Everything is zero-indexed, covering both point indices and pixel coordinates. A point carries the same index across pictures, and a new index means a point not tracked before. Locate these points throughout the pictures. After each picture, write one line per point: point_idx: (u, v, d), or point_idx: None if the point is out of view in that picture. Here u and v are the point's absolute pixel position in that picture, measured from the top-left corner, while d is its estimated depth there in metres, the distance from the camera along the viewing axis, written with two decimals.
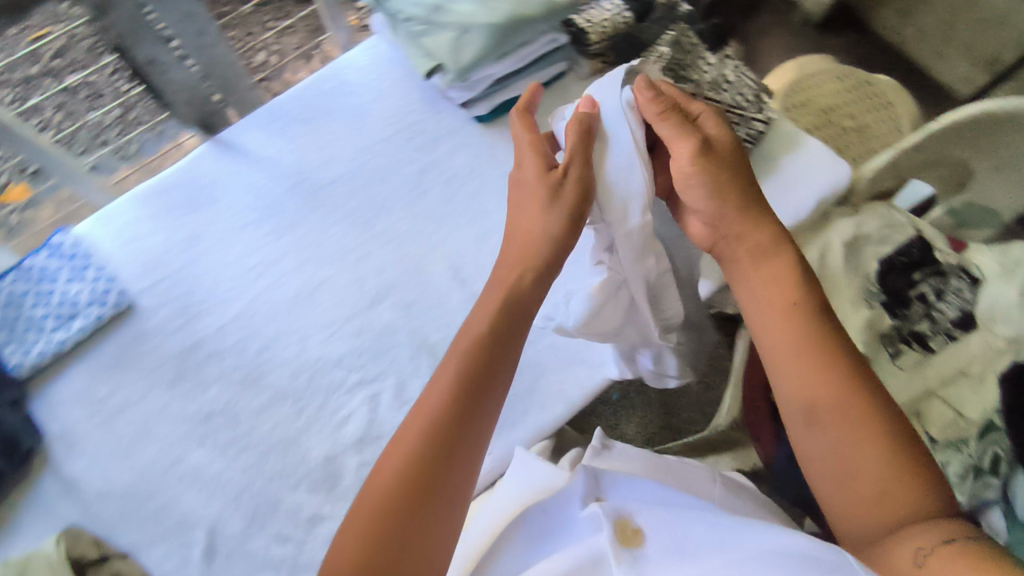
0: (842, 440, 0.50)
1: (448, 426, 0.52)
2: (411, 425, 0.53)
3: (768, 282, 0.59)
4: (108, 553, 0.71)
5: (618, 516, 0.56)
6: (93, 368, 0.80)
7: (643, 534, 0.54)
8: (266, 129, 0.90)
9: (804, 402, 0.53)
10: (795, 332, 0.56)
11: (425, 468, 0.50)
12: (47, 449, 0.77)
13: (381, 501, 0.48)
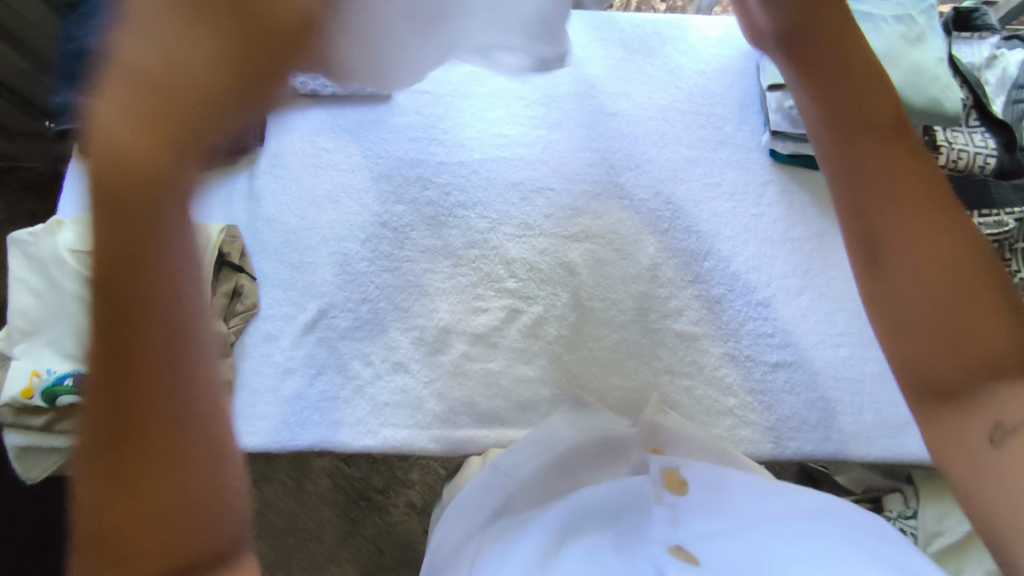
0: (938, 326, 0.42)
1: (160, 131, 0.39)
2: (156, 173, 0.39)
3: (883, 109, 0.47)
4: (245, 267, 0.77)
5: (665, 466, 0.48)
6: (329, 120, 0.86)
7: (689, 486, 0.47)
8: (593, 31, 0.91)
9: (883, 235, 0.44)
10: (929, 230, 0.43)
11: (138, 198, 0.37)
12: (257, 156, 0.83)
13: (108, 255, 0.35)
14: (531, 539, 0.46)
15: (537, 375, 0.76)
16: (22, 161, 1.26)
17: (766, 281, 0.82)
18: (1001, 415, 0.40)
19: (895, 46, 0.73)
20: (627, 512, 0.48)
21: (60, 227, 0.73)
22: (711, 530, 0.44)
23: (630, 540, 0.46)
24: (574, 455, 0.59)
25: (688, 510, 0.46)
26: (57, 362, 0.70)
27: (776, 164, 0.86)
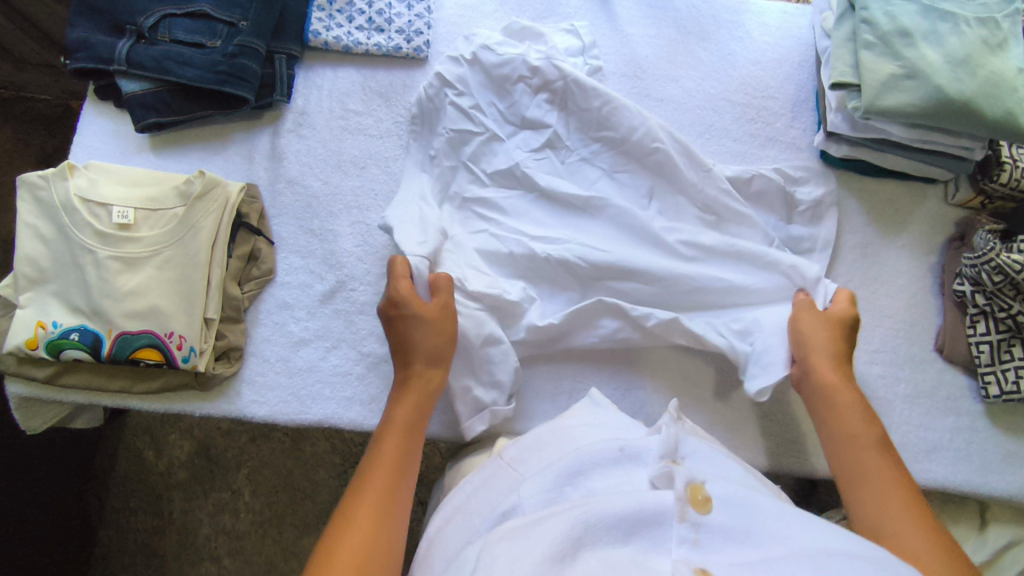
0: (880, 490, 0.58)
1: (416, 421, 0.62)
2: (397, 427, 0.61)
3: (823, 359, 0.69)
4: (263, 231, 0.74)
5: (690, 479, 0.44)
6: (361, 81, 0.81)
7: (715, 505, 0.43)
8: (645, 10, 0.86)
9: (846, 421, 0.65)
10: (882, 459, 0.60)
11: (401, 460, 0.58)
12: (283, 113, 0.79)
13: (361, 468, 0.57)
14: (542, 548, 0.40)
15: None
16: (32, 92, 1.21)
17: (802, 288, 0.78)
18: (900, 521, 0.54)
19: (974, 51, 0.68)
20: (648, 526, 0.43)
21: (72, 172, 0.69)
22: (739, 559, 0.40)
23: (653, 561, 0.41)
24: (590, 455, 0.52)
25: (713, 534, 0.41)
26: (62, 314, 0.67)
27: (826, 166, 0.82)
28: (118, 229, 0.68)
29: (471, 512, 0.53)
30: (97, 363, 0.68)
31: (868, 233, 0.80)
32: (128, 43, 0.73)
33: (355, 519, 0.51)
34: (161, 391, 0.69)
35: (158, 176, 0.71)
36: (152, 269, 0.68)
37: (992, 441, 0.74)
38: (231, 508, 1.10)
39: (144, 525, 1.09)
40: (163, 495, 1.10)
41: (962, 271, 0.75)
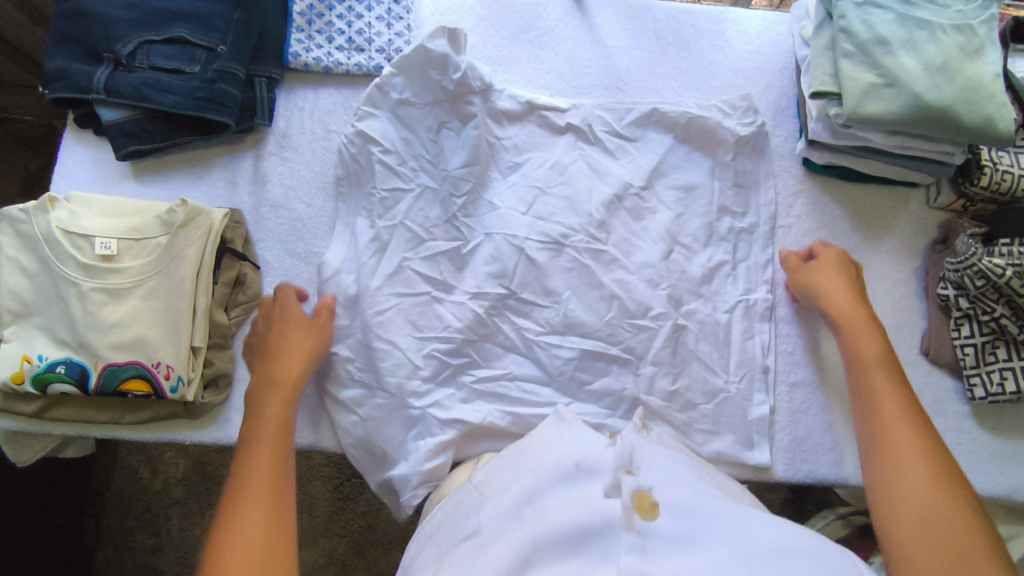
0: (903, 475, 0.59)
1: (284, 453, 0.62)
2: (261, 477, 0.58)
3: (887, 396, 0.66)
4: (248, 256, 0.74)
5: (638, 488, 0.48)
6: (342, 100, 0.81)
7: (660, 510, 0.48)
8: (626, 21, 0.86)
9: (925, 425, 0.63)
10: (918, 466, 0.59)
11: (277, 494, 0.58)
12: (265, 136, 0.79)
13: (223, 510, 0.56)
14: None
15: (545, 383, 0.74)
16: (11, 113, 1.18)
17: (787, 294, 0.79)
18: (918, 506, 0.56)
19: (951, 59, 0.68)
20: (595, 536, 0.46)
21: (53, 205, 0.68)
22: (682, 562, 0.44)
23: (601, 569, 0.44)
24: (548, 474, 0.52)
25: (659, 541, 0.46)
26: (48, 347, 0.67)
27: (810, 173, 0.82)
28: (101, 260, 0.67)
29: (438, 538, 0.54)
30: (84, 396, 0.68)
31: (852, 238, 0.81)
32: (106, 71, 0.73)
33: (245, 550, 0.52)
34: (151, 421, 0.69)
35: (141, 205, 0.71)
36: (137, 299, 0.67)
37: (977, 442, 0.75)
38: None
39: (140, 544, 1.07)
40: (159, 514, 1.09)
41: (946, 275, 0.74)
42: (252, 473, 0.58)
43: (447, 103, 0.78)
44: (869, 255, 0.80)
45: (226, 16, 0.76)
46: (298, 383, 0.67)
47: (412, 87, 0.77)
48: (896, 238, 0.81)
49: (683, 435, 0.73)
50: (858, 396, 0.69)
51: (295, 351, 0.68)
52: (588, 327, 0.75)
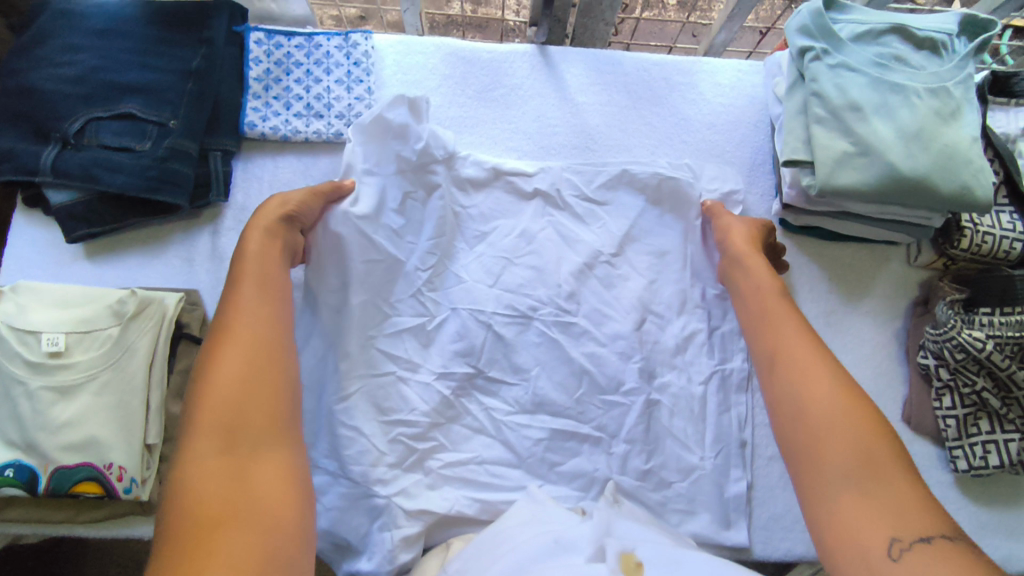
0: (866, 452, 0.50)
1: (257, 360, 0.54)
2: (214, 389, 0.51)
3: (809, 387, 0.56)
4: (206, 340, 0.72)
5: (622, 550, 0.51)
6: (302, 169, 0.78)
7: (645, 568, 0.50)
8: (595, 75, 0.84)
9: (847, 402, 0.54)
10: (855, 423, 0.52)
11: (242, 404, 0.51)
12: (222, 212, 0.76)
13: (184, 432, 0.49)
14: None
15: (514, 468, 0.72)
16: None
17: None
18: (892, 484, 0.48)
19: (926, 124, 0.66)
20: None
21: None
22: None
23: None
24: (526, 554, 0.53)
25: None
26: None
27: (786, 233, 0.81)
28: (50, 356, 0.65)
29: None
30: (34, 498, 0.65)
31: (830, 300, 0.79)
32: (53, 151, 0.70)
33: (198, 478, 0.46)
34: (106, 519, 0.67)
35: (91, 294, 0.68)
36: (89, 395, 0.65)
37: (962, 513, 0.72)
38: None
39: None
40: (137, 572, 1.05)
41: (926, 344, 0.73)
42: (210, 386, 0.52)
43: (411, 172, 0.76)
44: (847, 318, 0.78)
45: (177, 87, 0.73)
46: (266, 290, 0.60)
47: (375, 156, 0.74)
48: (874, 298, 0.79)
49: (659, 514, 0.71)
50: (769, 376, 0.60)
51: (261, 267, 0.62)
52: (558, 405, 0.73)
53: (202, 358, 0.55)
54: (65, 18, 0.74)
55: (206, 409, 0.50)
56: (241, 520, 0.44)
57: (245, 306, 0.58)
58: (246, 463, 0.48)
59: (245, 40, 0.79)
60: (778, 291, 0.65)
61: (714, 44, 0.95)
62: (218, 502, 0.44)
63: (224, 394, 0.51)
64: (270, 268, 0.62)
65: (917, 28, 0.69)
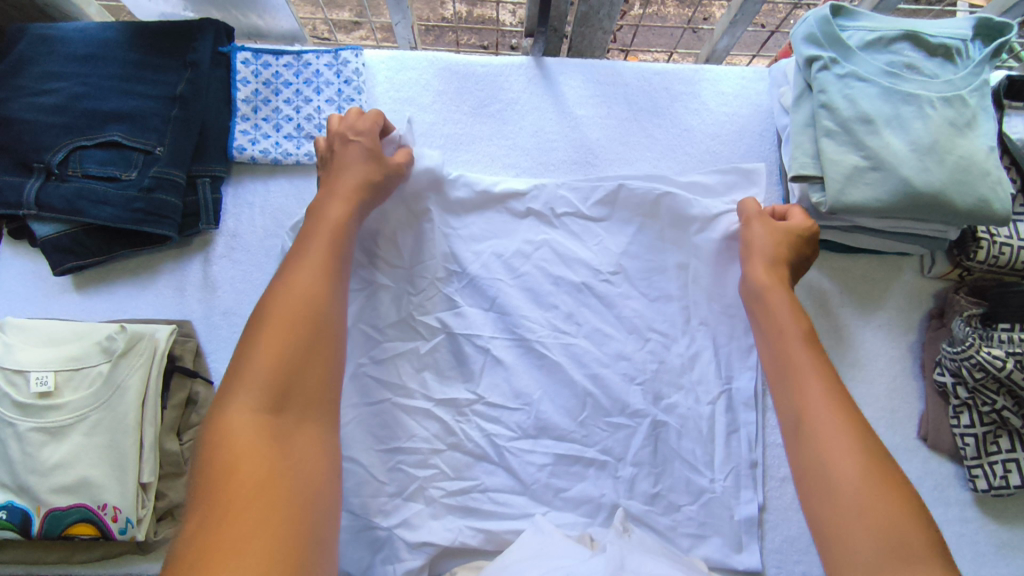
0: (894, 533, 0.48)
1: (324, 293, 0.57)
2: (273, 345, 0.53)
3: (835, 457, 0.53)
4: (199, 371, 0.70)
5: None
6: (293, 192, 0.76)
7: None
8: (594, 87, 0.81)
9: (878, 478, 0.51)
10: (885, 501, 0.50)
11: (292, 377, 0.52)
12: (213, 238, 0.74)
13: (227, 389, 0.51)
14: None
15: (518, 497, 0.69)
16: None
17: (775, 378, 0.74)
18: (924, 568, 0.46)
19: (940, 137, 0.63)
20: None
21: None
22: None
23: None
24: None
25: None
26: None
27: None
28: (39, 397, 0.63)
29: None
30: (28, 540, 0.63)
31: (842, 314, 0.76)
32: (37, 183, 0.68)
33: (240, 445, 0.47)
34: (102, 559, 0.65)
35: (80, 331, 0.67)
36: (79, 436, 0.63)
37: (983, 533, 0.70)
38: None
39: None
40: None
41: (942, 360, 0.70)
42: (254, 366, 0.52)
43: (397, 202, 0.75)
44: (860, 333, 0.76)
45: (162, 113, 0.71)
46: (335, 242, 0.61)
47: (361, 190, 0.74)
48: (888, 311, 0.76)
49: (669, 539, 0.69)
50: (793, 439, 0.57)
51: (331, 232, 0.62)
52: (562, 429, 0.71)
53: (261, 308, 0.56)
54: (46, 44, 0.73)
55: (247, 373, 0.51)
56: (273, 506, 0.45)
57: (308, 264, 0.58)
58: (277, 436, 0.49)
59: (231, 60, 0.77)
60: (804, 340, 0.62)
61: (717, 50, 0.92)
62: (256, 481, 0.46)
63: (271, 357, 0.52)
64: (340, 226, 0.62)
65: (930, 34, 0.66)
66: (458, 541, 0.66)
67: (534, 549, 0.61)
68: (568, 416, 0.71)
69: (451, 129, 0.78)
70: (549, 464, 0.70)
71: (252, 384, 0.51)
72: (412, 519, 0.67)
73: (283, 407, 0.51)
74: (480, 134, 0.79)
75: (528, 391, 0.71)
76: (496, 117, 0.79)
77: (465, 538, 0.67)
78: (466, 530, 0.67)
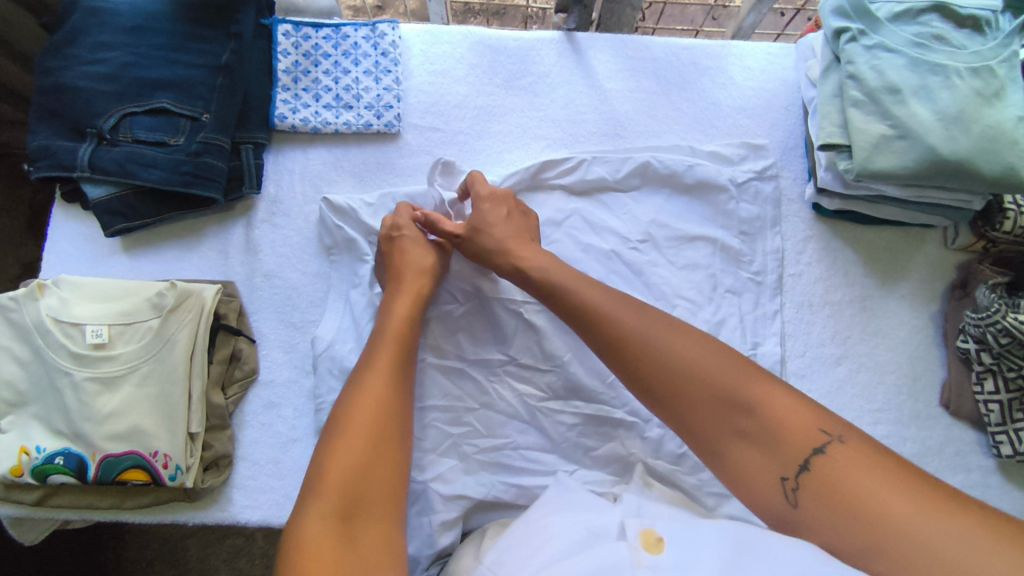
0: (829, 463, 0.47)
1: (386, 417, 0.55)
2: (347, 449, 0.52)
3: (738, 431, 0.52)
4: (243, 330, 0.73)
5: (642, 527, 0.52)
6: (332, 160, 0.78)
7: (666, 543, 0.50)
8: (624, 62, 0.83)
9: (744, 395, 0.52)
10: (797, 432, 0.50)
11: (374, 444, 0.53)
12: (255, 204, 0.77)
13: (316, 466, 0.52)
14: None
15: (548, 456, 0.72)
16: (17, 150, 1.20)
17: (800, 345, 0.76)
18: (863, 466, 0.46)
19: (968, 106, 0.64)
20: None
21: (42, 291, 0.68)
22: None
23: None
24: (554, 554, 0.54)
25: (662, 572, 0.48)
26: (45, 438, 0.66)
27: (821, 218, 0.79)
28: (93, 348, 0.66)
29: None
30: (83, 485, 0.67)
31: (865, 284, 0.78)
32: (89, 147, 0.71)
33: (317, 549, 0.46)
34: (152, 505, 0.68)
35: (131, 287, 0.70)
36: (131, 386, 0.66)
37: (1006, 499, 0.71)
38: (246, 554, 1.07)
39: None
40: (178, 546, 1.06)
41: (966, 328, 0.72)
42: (339, 443, 0.53)
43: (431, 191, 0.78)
44: (883, 303, 0.77)
45: (208, 82, 0.74)
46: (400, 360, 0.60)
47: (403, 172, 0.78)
48: (911, 283, 0.78)
49: (695, 498, 0.71)
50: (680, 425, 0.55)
51: (400, 329, 0.62)
52: (591, 391, 0.73)
53: (342, 408, 0.56)
54: (96, 15, 0.75)
55: (335, 448, 0.52)
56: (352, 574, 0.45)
57: (391, 342, 0.61)
58: (352, 507, 0.50)
59: (273, 32, 0.79)
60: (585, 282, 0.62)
61: (743, 27, 0.93)
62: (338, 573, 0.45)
63: (353, 430, 0.54)
64: (405, 329, 0.62)
65: (958, 6, 0.68)
66: (491, 495, 0.69)
67: (559, 502, 0.63)
68: (598, 378, 0.73)
69: (484, 100, 0.81)
70: (579, 424, 0.72)
71: (333, 459, 0.52)
72: (446, 473, 0.69)
73: (364, 476, 0.51)
74: (512, 106, 0.81)
75: (559, 353, 0.74)
76: (527, 89, 0.81)
77: (499, 493, 0.69)
78: (499, 486, 0.69)
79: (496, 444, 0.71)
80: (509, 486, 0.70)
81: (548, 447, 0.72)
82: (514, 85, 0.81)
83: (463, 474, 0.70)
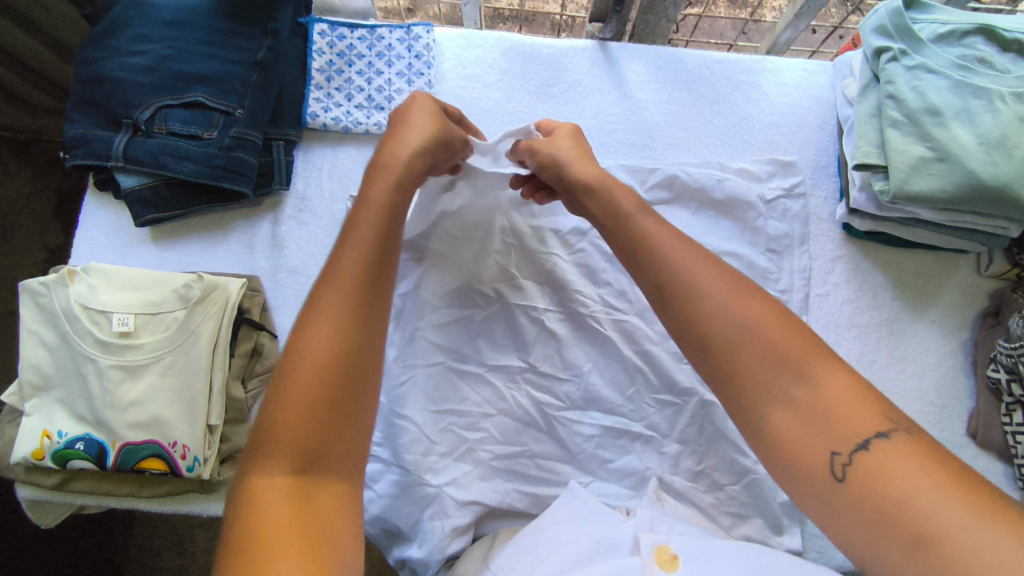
0: (880, 448, 0.42)
1: (348, 351, 0.49)
2: (299, 391, 0.46)
3: (785, 396, 0.47)
4: (265, 325, 0.73)
5: (656, 542, 0.51)
6: (361, 160, 0.79)
7: (681, 560, 0.49)
8: (657, 72, 0.82)
9: (803, 367, 0.47)
10: (855, 415, 0.44)
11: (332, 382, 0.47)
12: (283, 200, 0.78)
13: (270, 399, 0.47)
14: None
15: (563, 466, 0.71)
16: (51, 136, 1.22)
17: None
18: (912, 460, 0.41)
19: (1011, 131, 0.62)
20: None
21: (72, 278, 0.68)
22: None
23: None
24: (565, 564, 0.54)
25: None
26: (68, 423, 0.67)
27: (851, 238, 0.78)
28: (119, 337, 0.67)
29: None
30: (102, 471, 0.67)
31: (894, 308, 0.76)
32: (125, 137, 0.72)
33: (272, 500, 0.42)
34: (168, 495, 0.69)
35: (159, 277, 0.70)
36: (154, 375, 0.67)
37: None
38: None
39: (168, 565, 1.05)
40: (185, 536, 1.06)
41: (997, 356, 0.70)
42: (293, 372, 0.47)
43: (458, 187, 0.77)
44: (911, 326, 0.76)
45: (243, 77, 0.75)
46: (368, 270, 0.52)
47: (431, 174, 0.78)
48: (941, 307, 0.76)
49: (711, 517, 0.69)
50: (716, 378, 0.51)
51: (370, 238, 0.54)
52: (610, 403, 0.72)
53: (295, 335, 0.49)
54: (137, 8, 0.76)
55: (289, 378, 0.47)
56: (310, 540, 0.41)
57: (350, 266, 0.52)
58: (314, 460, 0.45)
59: (309, 31, 0.80)
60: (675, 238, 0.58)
61: (778, 43, 0.92)
62: (301, 541, 0.40)
63: (304, 362, 0.47)
64: (374, 256, 0.53)
65: (1004, 29, 0.66)
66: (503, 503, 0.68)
67: (571, 511, 0.62)
68: (617, 389, 0.72)
69: (514, 105, 0.81)
70: (597, 436, 0.71)
71: (287, 396, 0.46)
72: (459, 479, 0.69)
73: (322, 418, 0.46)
74: (542, 111, 0.81)
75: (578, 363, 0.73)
76: (557, 95, 0.81)
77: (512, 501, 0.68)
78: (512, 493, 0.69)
79: (511, 452, 0.71)
80: (523, 494, 0.69)
81: (565, 457, 0.71)
82: (545, 91, 0.81)
83: (477, 480, 0.69)
